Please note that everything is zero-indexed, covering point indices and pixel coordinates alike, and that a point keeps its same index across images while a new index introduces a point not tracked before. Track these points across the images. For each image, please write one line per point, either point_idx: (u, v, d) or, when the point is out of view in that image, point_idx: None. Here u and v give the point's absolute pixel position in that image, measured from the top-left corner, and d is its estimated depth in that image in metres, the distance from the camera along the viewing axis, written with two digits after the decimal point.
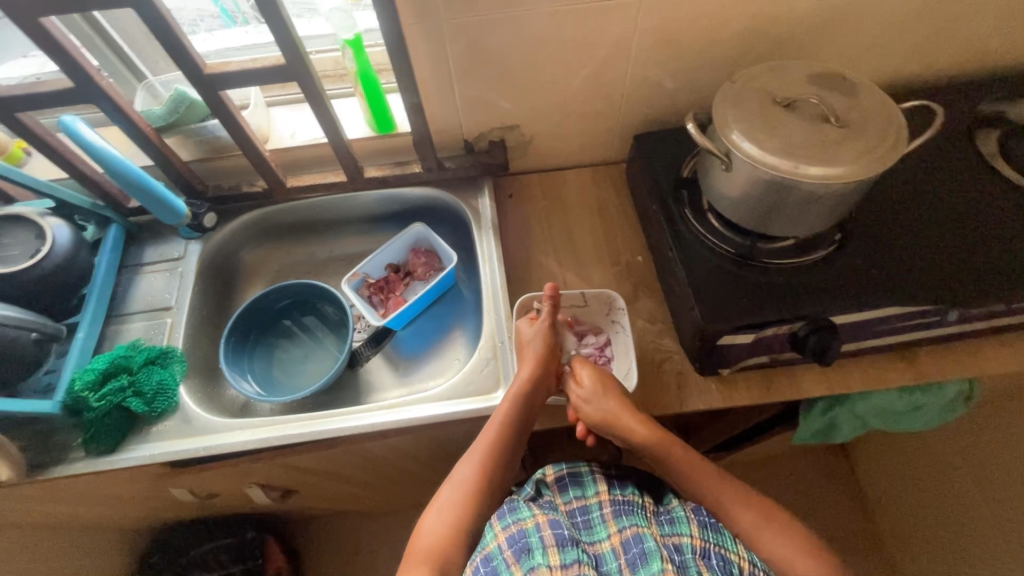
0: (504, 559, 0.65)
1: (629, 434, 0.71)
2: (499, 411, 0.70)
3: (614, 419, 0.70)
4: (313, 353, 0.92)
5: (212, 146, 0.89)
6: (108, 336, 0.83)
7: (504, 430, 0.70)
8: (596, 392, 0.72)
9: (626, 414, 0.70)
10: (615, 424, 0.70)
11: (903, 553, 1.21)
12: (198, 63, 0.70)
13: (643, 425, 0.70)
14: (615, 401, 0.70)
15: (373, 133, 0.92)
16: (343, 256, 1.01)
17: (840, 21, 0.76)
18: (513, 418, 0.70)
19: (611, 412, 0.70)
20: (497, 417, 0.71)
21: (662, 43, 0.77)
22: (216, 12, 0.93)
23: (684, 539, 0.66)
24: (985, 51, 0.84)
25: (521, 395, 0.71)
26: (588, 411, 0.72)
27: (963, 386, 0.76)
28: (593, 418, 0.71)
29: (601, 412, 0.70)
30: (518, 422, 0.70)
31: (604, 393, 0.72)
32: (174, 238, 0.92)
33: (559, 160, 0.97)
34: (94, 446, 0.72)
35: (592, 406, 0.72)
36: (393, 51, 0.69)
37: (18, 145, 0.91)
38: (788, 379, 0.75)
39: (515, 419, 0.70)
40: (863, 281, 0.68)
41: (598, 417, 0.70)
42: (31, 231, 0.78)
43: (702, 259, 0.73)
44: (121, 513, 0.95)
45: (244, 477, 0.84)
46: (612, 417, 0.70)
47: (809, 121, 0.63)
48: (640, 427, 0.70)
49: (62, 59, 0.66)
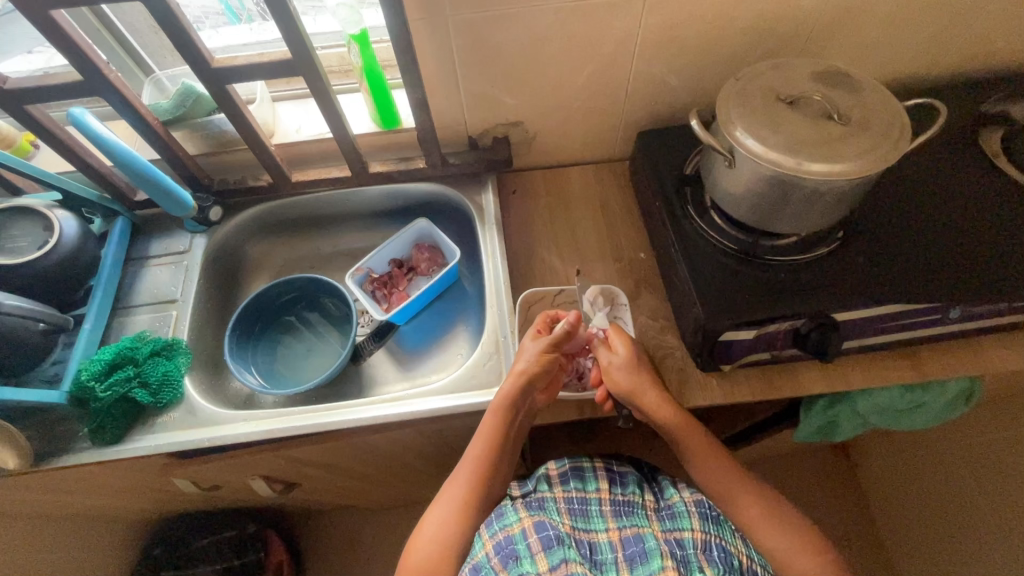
0: (492, 567, 0.64)
1: (652, 410, 0.71)
2: (483, 427, 0.71)
3: (639, 392, 0.70)
4: (316, 347, 0.93)
5: (219, 139, 0.90)
6: (114, 328, 0.84)
7: (490, 444, 0.70)
8: (630, 361, 0.72)
9: (652, 390, 0.71)
10: (639, 397, 0.70)
11: (903, 553, 1.21)
12: (205, 56, 0.71)
13: (666, 404, 0.71)
14: (643, 377, 0.71)
15: (378, 128, 0.92)
16: (347, 251, 1.02)
17: (844, 19, 0.76)
18: (498, 433, 0.71)
19: (641, 385, 0.71)
20: (482, 434, 0.71)
21: (666, 40, 0.77)
22: (221, 9, 0.93)
23: (685, 534, 0.65)
24: (989, 50, 0.84)
25: (505, 409, 0.71)
26: (617, 378, 0.72)
27: (964, 385, 0.76)
28: (623, 386, 0.71)
29: (632, 381, 0.70)
30: (503, 435, 0.71)
31: (637, 367, 0.72)
32: (180, 232, 0.92)
33: (563, 157, 0.98)
34: (100, 436, 0.73)
35: (623, 373, 0.72)
36: (399, 46, 0.69)
37: (24, 138, 0.92)
38: (789, 376, 0.76)
39: (501, 433, 0.71)
40: (865, 277, 0.69)
41: (625, 387, 0.71)
42: (39, 223, 0.78)
43: (705, 255, 0.73)
44: (125, 504, 0.96)
45: (248, 469, 0.84)
46: (638, 390, 0.70)
47: (812, 118, 0.63)
48: (662, 403, 0.70)
49: (71, 52, 0.67)
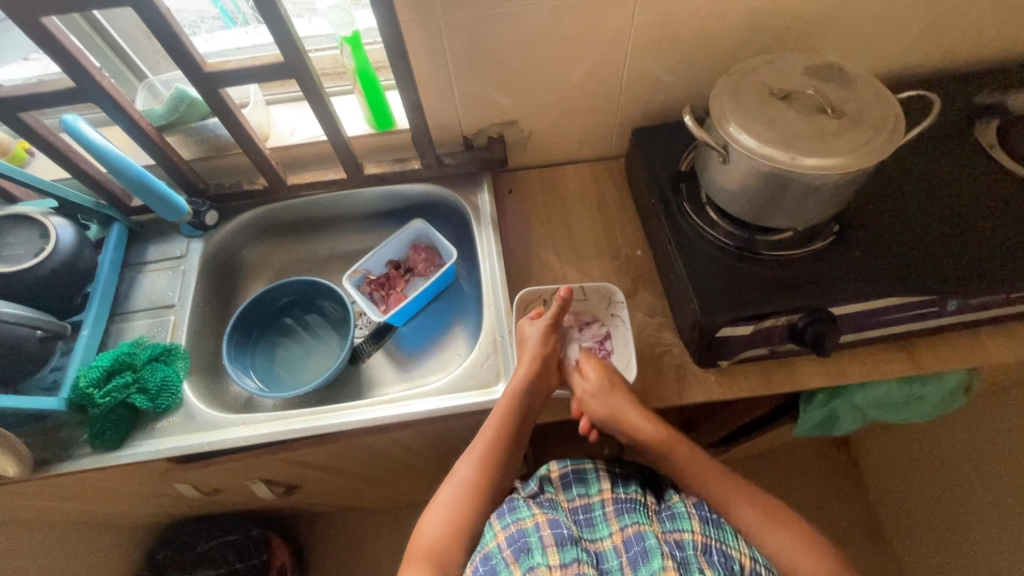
0: (503, 558, 0.64)
1: (636, 429, 0.73)
2: (498, 410, 0.71)
3: (619, 414, 0.72)
4: (315, 350, 0.93)
5: (213, 144, 0.90)
6: (112, 333, 0.84)
7: (504, 428, 0.70)
8: (602, 387, 0.74)
9: (630, 411, 0.72)
10: (621, 420, 0.72)
11: (906, 546, 1.21)
12: (198, 61, 0.71)
13: (647, 421, 0.73)
14: (619, 398, 0.72)
15: (373, 130, 0.92)
16: (344, 253, 1.02)
17: (836, 13, 0.76)
18: (512, 416, 0.71)
19: (618, 408, 0.72)
20: (496, 417, 0.71)
21: (658, 37, 0.77)
22: (216, 13, 0.93)
23: (685, 535, 0.65)
24: (984, 42, 0.84)
25: (519, 392, 0.71)
26: (594, 407, 0.73)
27: (963, 376, 0.76)
28: (602, 413, 0.73)
29: (608, 408, 0.72)
30: (518, 419, 0.71)
31: (611, 391, 0.73)
32: (177, 237, 0.92)
33: (558, 156, 0.98)
34: (100, 442, 0.73)
35: (598, 401, 0.73)
36: (391, 47, 0.69)
37: (20, 146, 0.92)
38: (788, 371, 0.75)
39: (513, 417, 0.71)
40: (861, 271, 0.68)
41: (604, 413, 0.72)
42: (35, 231, 0.78)
43: (702, 252, 0.73)
44: (128, 509, 0.97)
45: (248, 472, 0.84)
46: (617, 413, 0.72)
47: (806, 112, 0.63)
48: (645, 422, 0.72)
49: (63, 58, 0.67)
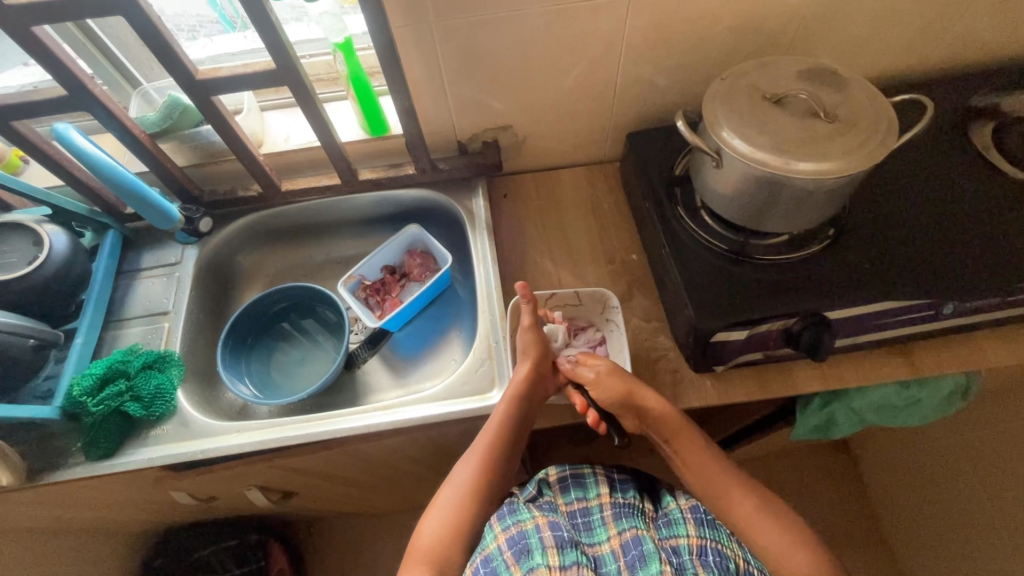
0: (503, 561, 0.64)
1: (649, 408, 0.71)
2: (496, 415, 0.71)
3: (635, 391, 0.71)
4: (310, 356, 0.93)
5: (207, 150, 0.90)
6: (106, 341, 0.84)
7: (503, 434, 0.70)
8: (615, 366, 0.73)
9: (645, 387, 0.71)
10: (637, 397, 0.70)
11: (905, 549, 1.21)
12: (189, 68, 0.71)
13: (662, 400, 0.71)
14: (634, 375, 0.71)
15: (367, 135, 0.92)
16: (339, 259, 1.02)
17: (830, 16, 0.76)
18: (509, 421, 0.70)
19: (633, 384, 0.71)
20: (494, 422, 0.71)
21: (651, 41, 0.77)
22: (216, 17, 0.93)
23: (680, 540, 0.65)
24: (979, 43, 0.84)
25: (518, 397, 0.71)
26: (609, 385, 0.72)
27: (960, 380, 0.76)
28: (616, 391, 0.71)
29: (625, 384, 0.71)
30: (515, 425, 0.71)
31: (624, 369, 0.72)
32: (171, 244, 0.92)
33: (553, 160, 0.98)
34: (93, 450, 0.72)
35: (613, 378, 0.72)
36: (383, 53, 0.69)
37: (14, 153, 0.93)
38: (783, 375, 0.75)
39: (511, 422, 0.70)
40: (857, 275, 0.68)
41: (620, 390, 0.71)
42: (28, 239, 0.78)
43: (697, 256, 0.73)
44: (123, 516, 0.96)
45: (244, 479, 0.84)
46: (634, 389, 0.70)
47: (798, 116, 0.63)
48: (658, 401, 0.70)
49: (57, 68, 0.67)
